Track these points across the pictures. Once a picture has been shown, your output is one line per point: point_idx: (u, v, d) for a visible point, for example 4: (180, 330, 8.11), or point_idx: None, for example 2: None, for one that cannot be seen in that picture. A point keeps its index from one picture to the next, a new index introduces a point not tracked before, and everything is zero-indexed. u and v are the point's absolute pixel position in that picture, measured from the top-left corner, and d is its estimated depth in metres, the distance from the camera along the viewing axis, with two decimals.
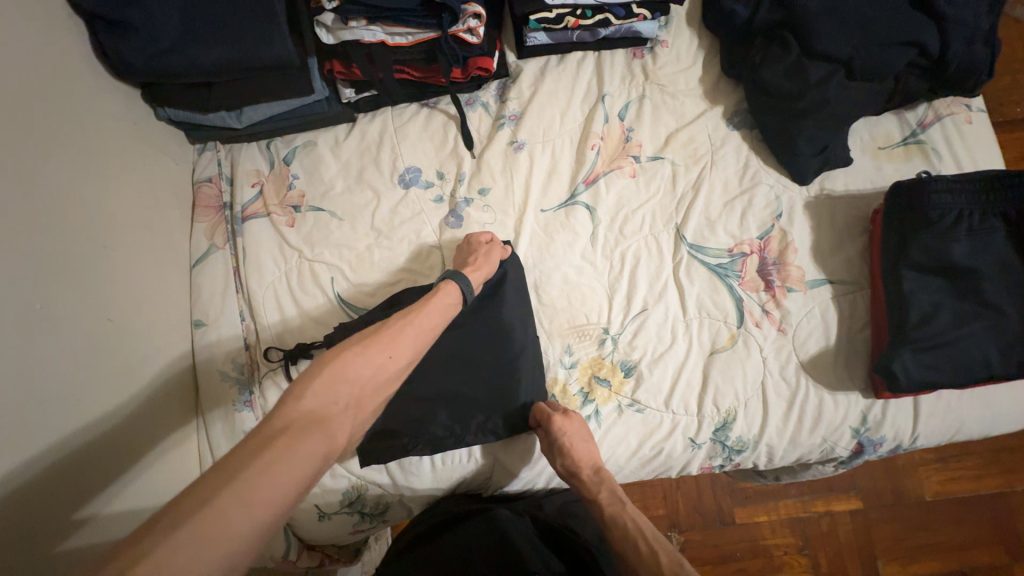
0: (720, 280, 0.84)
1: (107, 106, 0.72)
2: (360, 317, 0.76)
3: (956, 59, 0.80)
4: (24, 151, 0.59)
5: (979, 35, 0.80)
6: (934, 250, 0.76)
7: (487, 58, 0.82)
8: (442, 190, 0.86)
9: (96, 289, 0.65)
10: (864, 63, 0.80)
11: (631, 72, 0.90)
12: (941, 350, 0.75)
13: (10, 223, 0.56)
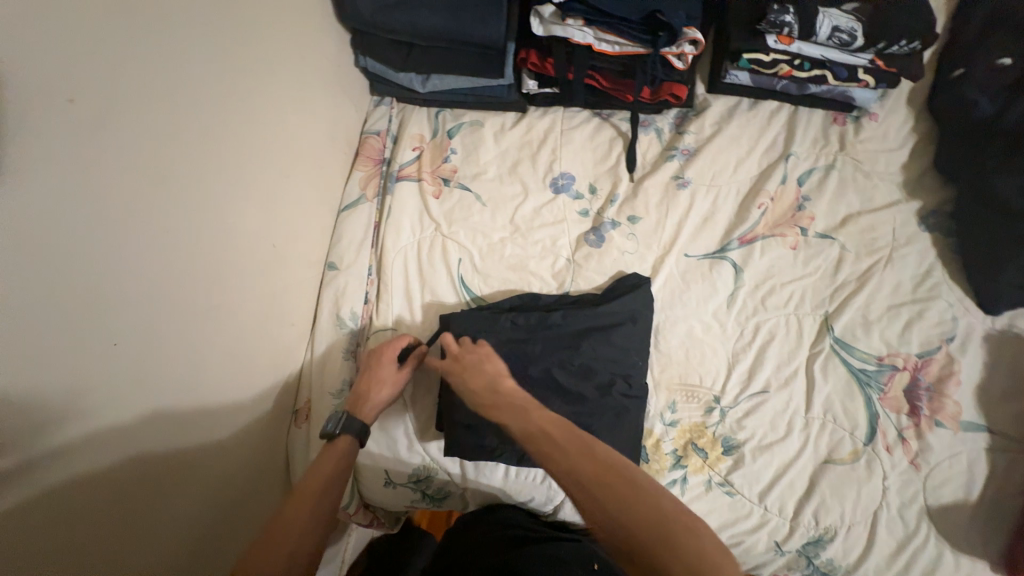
0: (859, 387, 0.76)
1: (318, 45, 0.76)
2: (482, 308, 0.76)
3: None
4: (242, 70, 0.63)
5: None
6: None
7: (683, 85, 0.79)
8: (591, 205, 0.83)
9: (266, 212, 0.69)
10: None
11: (826, 136, 0.83)
12: None
13: (220, 136, 0.60)
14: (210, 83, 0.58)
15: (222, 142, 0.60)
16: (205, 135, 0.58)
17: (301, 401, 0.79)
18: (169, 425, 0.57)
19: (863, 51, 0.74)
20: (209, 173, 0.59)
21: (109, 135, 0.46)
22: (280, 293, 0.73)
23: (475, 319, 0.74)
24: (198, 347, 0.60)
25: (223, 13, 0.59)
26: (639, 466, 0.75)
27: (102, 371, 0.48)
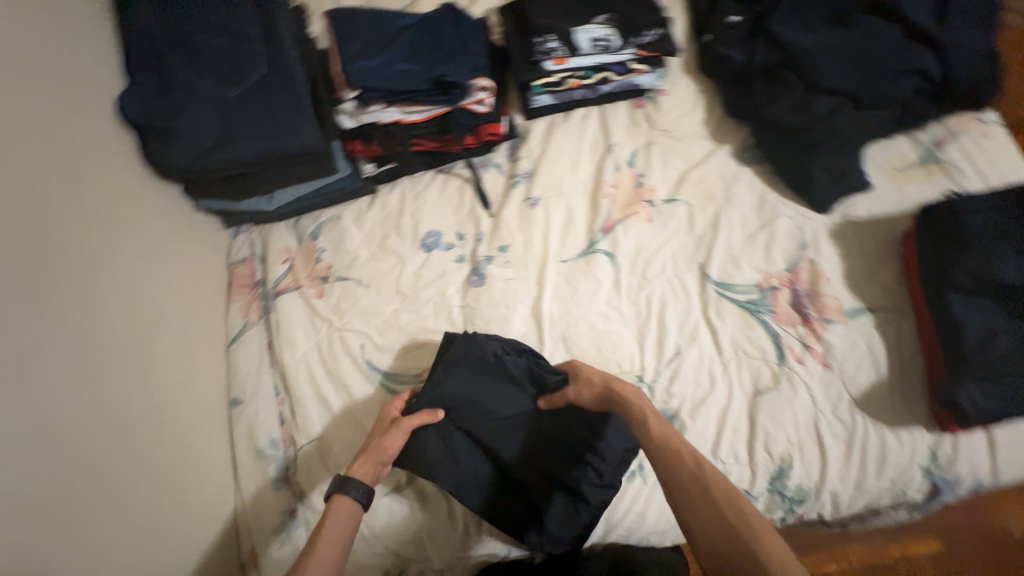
0: (752, 316, 0.82)
1: (152, 205, 0.79)
2: (450, 375, 0.75)
3: (961, 82, 0.78)
4: (74, 259, 0.63)
5: (982, 57, 0.78)
6: (979, 271, 0.72)
7: (496, 123, 0.87)
8: (463, 250, 0.88)
9: (140, 382, 0.68)
10: (869, 94, 0.80)
11: (635, 121, 0.94)
12: (1010, 379, 0.68)
13: (58, 331, 0.59)
14: (32, 285, 0.57)
15: (65, 329, 0.59)
16: (39, 335, 0.56)
17: (245, 553, 0.74)
18: None
19: (625, 49, 0.86)
20: (57, 369, 0.57)
21: None
22: (183, 452, 0.71)
23: (486, 392, 0.76)
24: (91, 553, 0.55)
25: (32, 210, 0.59)
26: None
27: None
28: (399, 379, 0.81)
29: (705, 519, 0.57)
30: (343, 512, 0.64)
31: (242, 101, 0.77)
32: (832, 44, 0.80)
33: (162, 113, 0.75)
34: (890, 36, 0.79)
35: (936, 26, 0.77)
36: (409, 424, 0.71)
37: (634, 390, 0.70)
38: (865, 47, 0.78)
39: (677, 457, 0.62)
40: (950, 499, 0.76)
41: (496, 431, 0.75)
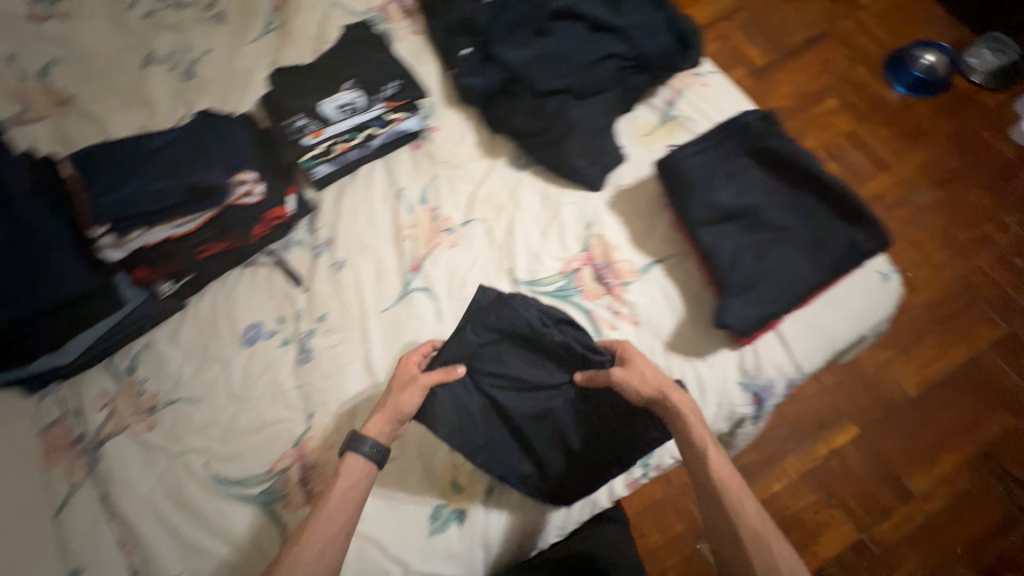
0: (564, 301, 0.89)
1: None
2: (511, 350, 0.83)
3: (651, 53, 0.88)
4: None
5: (663, 28, 0.90)
6: (709, 204, 0.80)
7: (278, 206, 0.90)
8: (286, 332, 0.89)
9: None
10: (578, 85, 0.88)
11: (417, 162, 1.00)
12: (762, 286, 0.77)
13: None
14: None
15: None
16: None
17: None
18: None
19: (375, 104, 0.92)
20: None
21: None
22: None
23: (518, 363, 0.82)
24: None
25: None
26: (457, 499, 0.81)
27: None
28: (253, 481, 0.80)
29: (761, 551, 0.64)
30: (356, 473, 0.72)
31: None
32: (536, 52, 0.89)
33: None
34: (580, 32, 0.89)
35: (610, 15, 0.88)
36: (428, 381, 0.78)
37: (686, 400, 0.76)
38: (566, 46, 0.88)
39: (696, 438, 0.72)
40: (776, 401, 0.84)
41: (513, 396, 0.82)
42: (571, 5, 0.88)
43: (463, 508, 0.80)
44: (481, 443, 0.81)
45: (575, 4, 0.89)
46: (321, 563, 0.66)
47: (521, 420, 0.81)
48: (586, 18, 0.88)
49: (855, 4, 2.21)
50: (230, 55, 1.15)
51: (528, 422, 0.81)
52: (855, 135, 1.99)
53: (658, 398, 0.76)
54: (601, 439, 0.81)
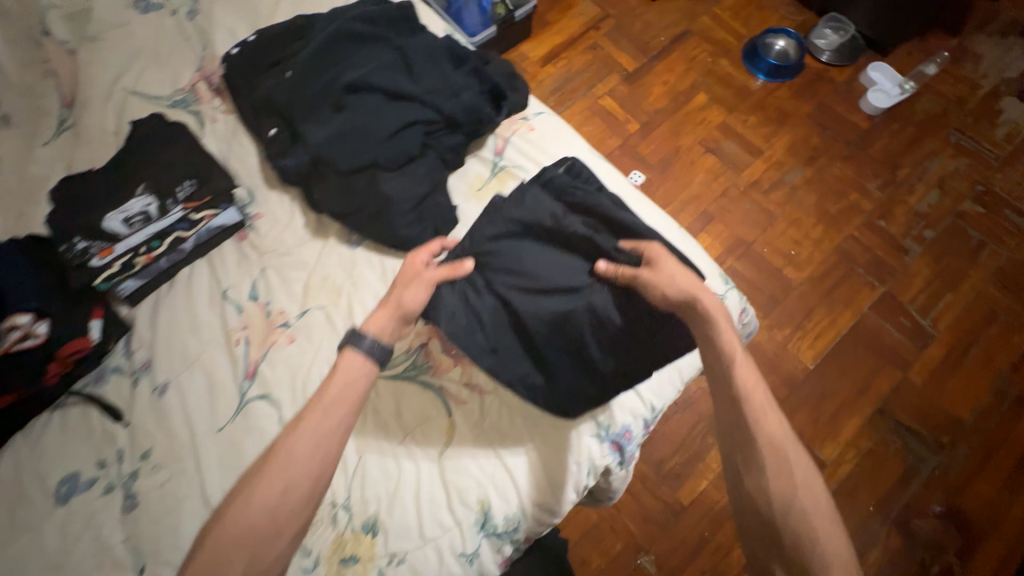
0: (414, 382, 0.85)
1: None
2: (512, 241, 0.85)
3: (457, 112, 0.88)
4: None
5: (465, 87, 0.90)
6: (514, 263, 0.83)
7: (79, 337, 0.80)
8: (109, 477, 0.79)
9: None
10: (386, 156, 0.84)
11: (243, 254, 0.93)
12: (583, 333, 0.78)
13: None
14: None
15: None
16: None
17: None
18: None
19: (170, 209, 0.85)
20: None
21: None
22: None
23: (553, 260, 0.84)
24: None
25: None
26: None
27: None
28: None
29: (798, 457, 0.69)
30: (353, 365, 0.72)
31: None
32: (337, 129, 0.85)
33: None
34: (379, 102, 0.86)
35: (409, 83, 0.86)
36: (434, 277, 0.79)
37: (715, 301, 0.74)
38: (369, 118, 0.84)
39: (719, 337, 0.72)
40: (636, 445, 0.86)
41: (529, 293, 0.81)
42: (365, 77, 0.85)
43: None
44: (484, 353, 0.80)
45: (369, 74, 0.85)
46: (283, 503, 0.64)
47: (536, 325, 0.79)
48: (384, 88, 0.86)
49: None
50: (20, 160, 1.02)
51: (542, 329, 0.79)
52: (726, 126, 2.03)
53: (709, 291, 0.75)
54: (633, 332, 0.78)
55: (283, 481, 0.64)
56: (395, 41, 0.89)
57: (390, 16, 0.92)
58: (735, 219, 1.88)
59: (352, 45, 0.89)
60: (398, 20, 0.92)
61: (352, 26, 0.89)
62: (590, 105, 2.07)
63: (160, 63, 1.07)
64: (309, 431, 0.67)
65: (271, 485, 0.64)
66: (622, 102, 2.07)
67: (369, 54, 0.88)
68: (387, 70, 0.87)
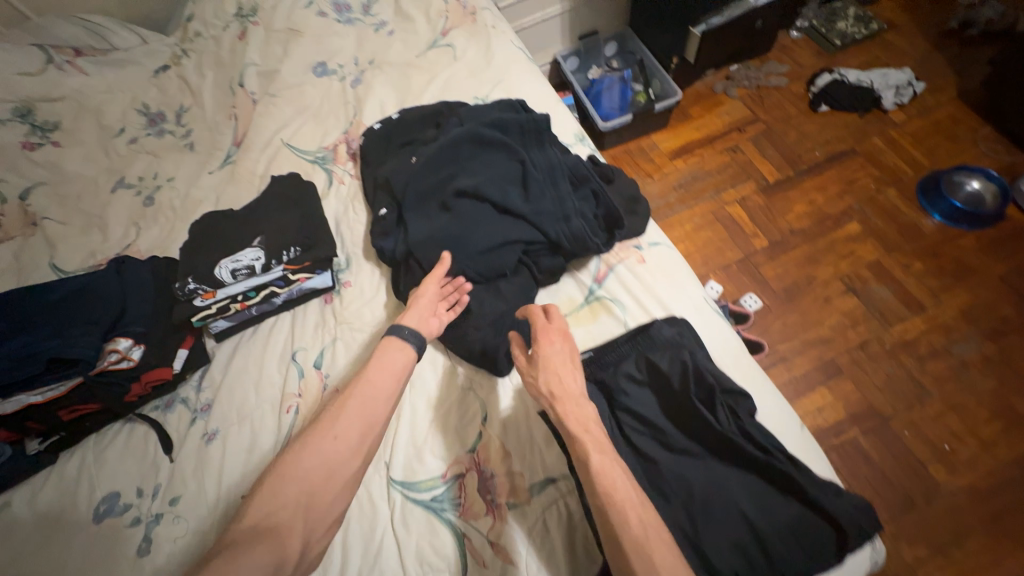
0: (437, 518, 0.75)
1: None
2: (649, 398, 0.62)
3: (561, 237, 0.84)
4: None
5: (575, 212, 0.86)
6: None
7: (161, 367, 0.86)
8: (139, 510, 0.81)
9: None
10: (477, 268, 0.83)
11: (323, 318, 0.94)
12: None
13: None
14: None
15: None
16: None
17: None
18: None
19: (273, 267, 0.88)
20: None
21: None
22: None
23: (683, 422, 0.61)
24: None
25: None
26: None
27: None
28: None
29: None
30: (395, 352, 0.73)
31: None
32: (440, 228, 0.85)
33: None
34: (486, 215, 0.86)
35: (520, 201, 0.86)
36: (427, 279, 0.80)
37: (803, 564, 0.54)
38: (472, 228, 0.84)
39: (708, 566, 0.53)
40: None
41: (648, 450, 0.60)
42: (477, 187, 0.86)
43: None
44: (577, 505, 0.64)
45: (482, 185, 0.86)
46: (308, 484, 0.62)
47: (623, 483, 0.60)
48: (494, 201, 0.86)
49: (888, 118, 1.99)
50: (190, 181, 1.19)
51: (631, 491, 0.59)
52: (879, 265, 1.71)
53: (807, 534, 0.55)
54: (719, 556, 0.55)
55: (328, 454, 0.64)
56: (518, 154, 0.90)
57: (521, 125, 0.92)
58: (874, 381, 1.52)
59: (477, 151, 0.91)
60: (527, 131, 0.92)
61: (483, 131, 0.91)
62: (715, 207, 1.90)
63: (316, 120, 1.18)
64: (361, 389, 0.68)
65: (328, 439, 0.65)
66: (753, 212, 1.86)
67: (489, 162, 0.90)
68: (503, 183, 0.87)
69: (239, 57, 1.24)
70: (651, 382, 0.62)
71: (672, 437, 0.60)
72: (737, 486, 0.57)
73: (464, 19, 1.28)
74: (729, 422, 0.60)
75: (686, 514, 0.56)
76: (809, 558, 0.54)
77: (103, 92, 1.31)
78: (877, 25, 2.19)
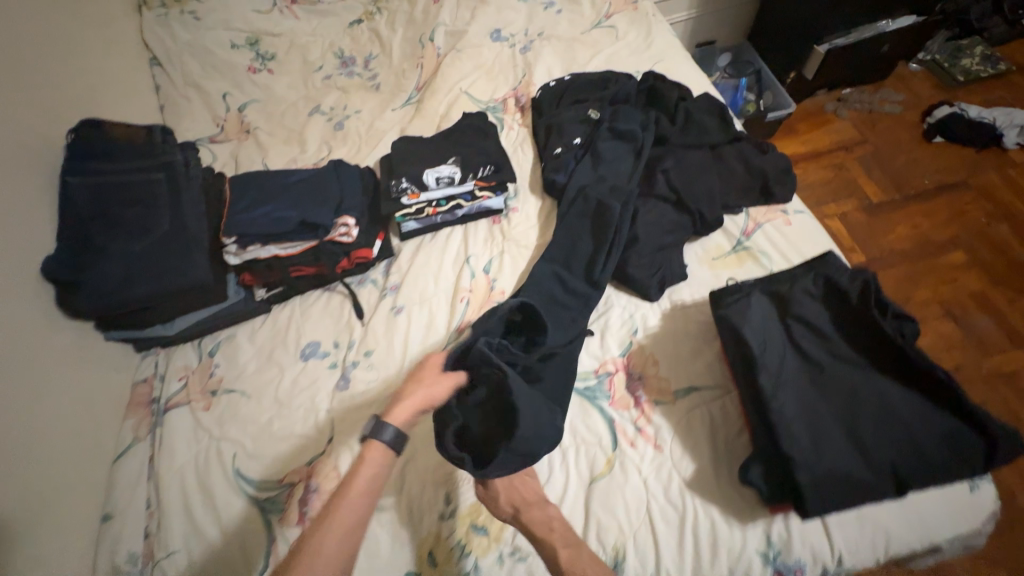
0: (589, 402, 0.87)
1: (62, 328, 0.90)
2: (816, 307, 0.73)
3: (710, 198, 0.96)
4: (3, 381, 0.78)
5: (733, 173, 0.99)
6: (763, 325, 0.72)
7: (365, 248, 1.04)
8: (336, 357, 0.99)
9: (38, 494, 0.78)
10: (645, 209, 0.98)
11: (491, 234, 1.10)
12: (803, 429, 0.66)
13: None
14: None
15: None
16: None
17: None
18: None
19: (467, 182, 1.06)
20: None
21: None
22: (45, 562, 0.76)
23: (848, 335, 0.71)
24: None
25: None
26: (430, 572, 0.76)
27: None
28: (263, 487, 0.86)
29: None
30: (375, 460, 0.71)
31: (149, 255, 0.93)
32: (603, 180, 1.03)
33: (79, 267, 0.89)
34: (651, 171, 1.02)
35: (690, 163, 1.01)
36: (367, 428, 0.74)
37: (957, 454, 0.63)
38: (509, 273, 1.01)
39: (859, 474, 0.63)
40: None
41: (819, 350, 0.71)
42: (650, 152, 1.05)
43: None
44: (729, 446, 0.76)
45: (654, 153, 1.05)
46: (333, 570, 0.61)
47: (791, 373, 0.70)
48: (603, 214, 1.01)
49: (1006, 157, 1.98)
50: (375, 115, 1.40)
51: (801, 384, 0.69)
52: (983, 295, 1.71)
53: (964, 432, 0.64)
54: (880, 441, 0.64)
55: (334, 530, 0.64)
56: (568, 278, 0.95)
57: (572, 266, 0.97)
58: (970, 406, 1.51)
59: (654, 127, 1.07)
60: (576, 283, 0.95)
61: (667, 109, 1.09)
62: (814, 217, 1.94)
63: (489, 77, 1.36)
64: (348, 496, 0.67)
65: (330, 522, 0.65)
66: (853, 227, 1.90)
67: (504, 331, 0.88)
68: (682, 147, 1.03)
69: (430, 18, 1.45)
70: (825, 295, 0.74)
71: (836, 343, 0.70)
72: (893, 393, 0.67)
73: (626, 7, 1.44)
74: (890, 321, 0.70)
75: (845, 408, 0.67)
76: (956, 459, 0.63)
77: (309, 35, 1.55)
78: (1006, 66, 2.18)
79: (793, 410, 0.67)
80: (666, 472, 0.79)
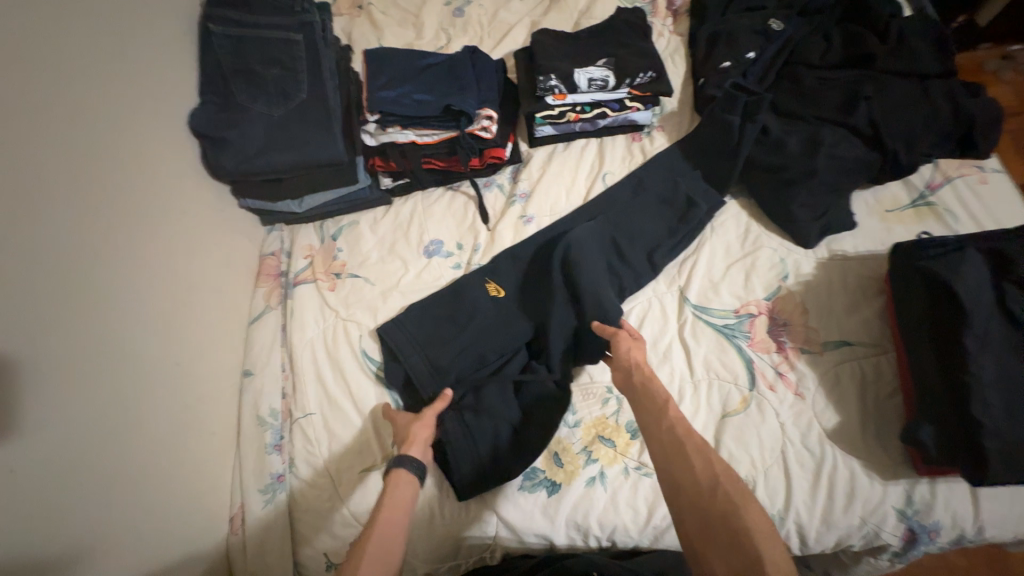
0: (727, 340, 0.83)
1: (203, 188, 0.91)
2: None
3: (905, 140, 0.85)
4: (160, 227, 0.80)
5: (937, 115, 0.86)
6: (973, 285, 0.65)
7: (500, 148, 0.98)
8: (460, 258, 0.96)
9: (193, 339, 0.83)
10: (824, 143, 0.87)
11: (630, 152, 1.01)
12: (1001, 395, 0.62)
13: (136, 282, 0.73)
14: (126, 252, 0.72)
15: (145, 287, 0.75)
16: (135, 291, 0.73)
17: (235, 509, 0.82)
18: (117, 512, 0.65)
19: (620, 88, 0.96)
20: (137, 313, 0.73)
21: (78, 313, 0.64)
22: (200, 401, 0.81)
23: None
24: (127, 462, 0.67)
25: (139, 190, 0.76)
26: (555, 473, 0.78)
27: (68, 485, 0.59)
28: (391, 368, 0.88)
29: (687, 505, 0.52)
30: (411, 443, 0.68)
31: (287, 122, 0.89)
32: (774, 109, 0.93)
33: (221, 127, 0.88)
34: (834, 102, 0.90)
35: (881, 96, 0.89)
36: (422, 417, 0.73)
37: None
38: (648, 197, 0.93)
39: None
40: (930, 549, 0.72)
41: None
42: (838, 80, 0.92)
43: (559, 482, 0.77)
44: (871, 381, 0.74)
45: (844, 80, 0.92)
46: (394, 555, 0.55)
47: (995, 338, 0.64)
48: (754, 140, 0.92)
49: None
50: (500, 4, 1.25)
51: (1005, 352, 0.63)
52: None
53: None
54: None
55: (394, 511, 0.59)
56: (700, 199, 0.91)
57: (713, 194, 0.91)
58: None
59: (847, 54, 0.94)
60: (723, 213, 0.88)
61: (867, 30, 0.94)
62: None
63: None
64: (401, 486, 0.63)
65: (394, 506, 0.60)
66: None
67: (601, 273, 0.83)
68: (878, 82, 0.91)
69: None
70: None
71: None
72: None
73: None
74: None
75: None
76: None
77: None
78: None
79: (991, 376, 0.62)
80: (809, 420, 0.76)
